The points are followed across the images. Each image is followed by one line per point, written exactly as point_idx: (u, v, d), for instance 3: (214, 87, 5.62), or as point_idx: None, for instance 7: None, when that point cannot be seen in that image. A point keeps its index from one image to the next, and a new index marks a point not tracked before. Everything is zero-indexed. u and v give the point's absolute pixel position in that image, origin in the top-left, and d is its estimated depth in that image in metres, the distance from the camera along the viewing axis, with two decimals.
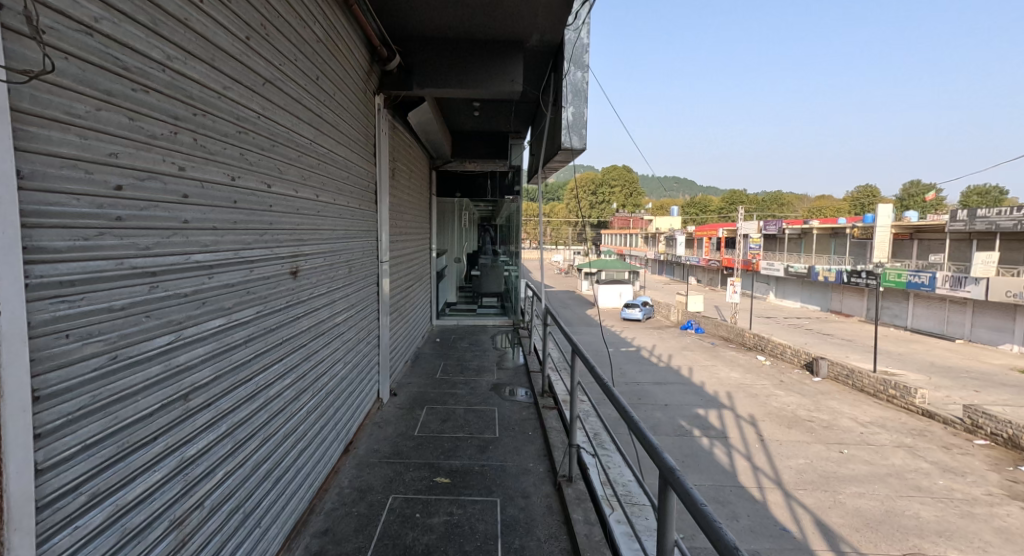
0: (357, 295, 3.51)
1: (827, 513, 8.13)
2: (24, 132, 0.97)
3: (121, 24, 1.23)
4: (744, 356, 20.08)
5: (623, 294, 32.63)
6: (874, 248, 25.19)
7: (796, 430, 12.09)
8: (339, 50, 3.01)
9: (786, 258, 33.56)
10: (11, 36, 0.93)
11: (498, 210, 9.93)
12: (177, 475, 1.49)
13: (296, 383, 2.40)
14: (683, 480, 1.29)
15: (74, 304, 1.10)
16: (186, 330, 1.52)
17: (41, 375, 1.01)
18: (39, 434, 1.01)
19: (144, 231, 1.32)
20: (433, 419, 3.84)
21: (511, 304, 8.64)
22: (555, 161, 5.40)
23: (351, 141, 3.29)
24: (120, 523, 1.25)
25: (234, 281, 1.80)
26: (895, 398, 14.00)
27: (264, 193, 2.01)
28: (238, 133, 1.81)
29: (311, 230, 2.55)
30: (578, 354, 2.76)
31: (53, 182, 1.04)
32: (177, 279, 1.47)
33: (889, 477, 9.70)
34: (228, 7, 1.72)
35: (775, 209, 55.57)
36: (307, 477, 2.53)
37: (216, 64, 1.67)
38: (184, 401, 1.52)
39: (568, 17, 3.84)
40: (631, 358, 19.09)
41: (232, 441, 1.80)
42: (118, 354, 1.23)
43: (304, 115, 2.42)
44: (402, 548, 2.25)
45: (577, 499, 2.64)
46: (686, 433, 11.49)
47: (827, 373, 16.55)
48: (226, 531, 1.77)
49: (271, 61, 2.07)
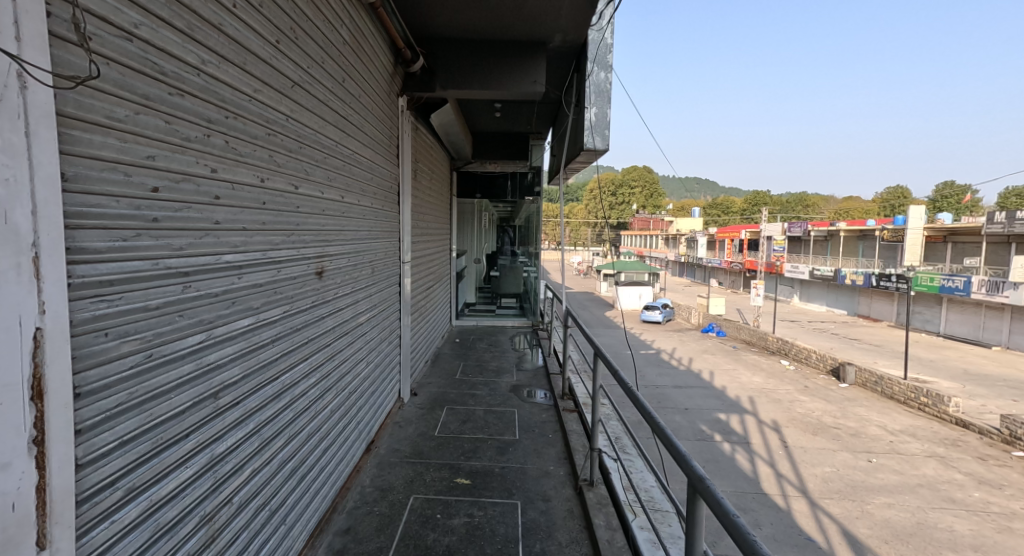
0: (380, 295, 3.53)
1: (854, 523, 7.91)
2: (67, 136, 1.00)
3: (159, 29, 1.26)
4: (768, 360, 19.72)
5: (643, 296, 32.10)
6: (905, 251, 24.45)
7: (822, 438, 11.80)
8: (365, 53, 3.04)
9: (811, 261, 32.93)
10: (57, 43, 0.96)
11: (517, 212, 9.89)
12: (208, 471, 1.52)
13: (320, 382, 2.42)
14: (713, 489, 1.25)
15: (112, 303, 1.12)
16: (215, 330, 1.55)
17: (81, 373, 1.04)
18: (80, 430, 1.04)
19: (178, 232, 1.35)
20: (453, 420, 3.85)
21: (529, 305, 8.66)
22: (577, 161, 5.35)
23: (375, 143, 3.32)
24: (153, 519, 1.27)
25: (262, 281, 1.82)
26: (926, 406, 13.56)
27: (292, 194, 2.04)
28: (267, 135, 1.84)
29: (336, 231, 2.58)
30: (599, 357, 2.69)
31: (94, 185, 1.06)
32: (208, 279, 1.50)
33: (920, 488, 9.38)
34: (259, 11, 1.75)
35: (802, 212, 54.38)
36: (330, 476, 2.55)
37: (248, 67, 1.70)
38: (214, 399, 1.55)
39: (592, 17, 3.82)
40: (650, 360, 18.87)
41: (259, 439, 1.83)
42: (153, 352, 1.26)
43: (330, 117, 2.45)
44: (423, 548, 2.26)
45: (598, 503, 2.62)
46: (707, 438, 11.33)
47: (854, 379, 16.16)
48: (252, 528, 1.80)
49: (300, 64, 2.09)
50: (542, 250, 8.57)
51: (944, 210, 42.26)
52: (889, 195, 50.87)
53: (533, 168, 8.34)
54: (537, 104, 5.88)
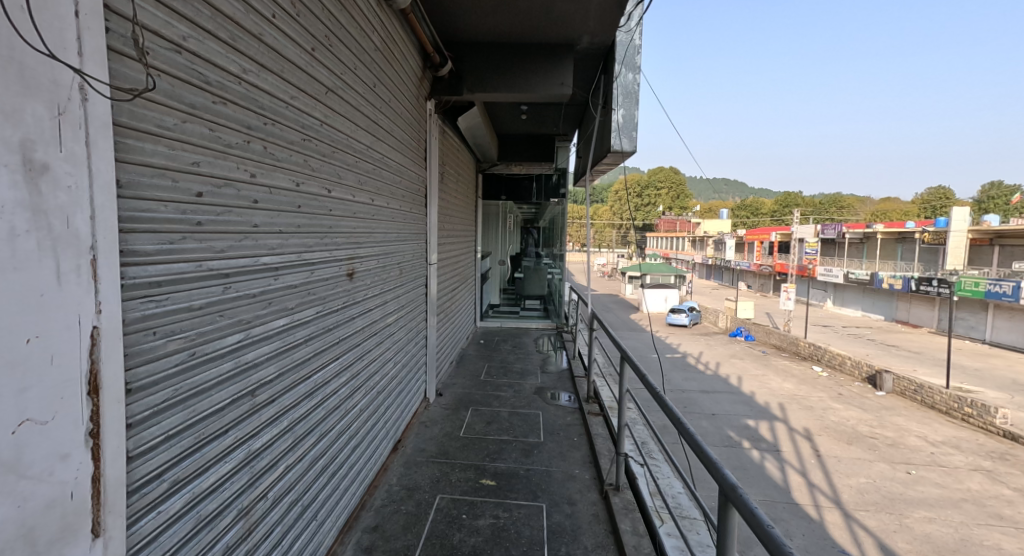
0: (407, 296, 3.57)
1: (892, 537, 7.62)
2: (123, 144, 1.05)
3: (206, 41, 1.32)
4: (799, 365, 19.16)
5: (668, 298, 31.60)
6: (947, 254, 23.38)
7: (857, 448, 11.40)
8: (395, 58, 3.09)
9: (845, 264, 31.87)
10: (116, 59, 1.02)
11: (541, 214, 9.92)
12: (244, 467, 1.57)
13: (351, 381, 2.47)
14: (746, 498, 1.22)
15: (160, 303, 1.18)
16: (253, 330, 1.60)
17: (133, 369, 1.10)
18: (131, 425, 1.09)
19: (219, 234, 1.40)
20: (479, 421, 3.88)
21: (554, 307, 8.64)
22: (604, 162, 5.33)
23: (404, 147, 3.37)
24: (194, 511, 1.32)
25: (297, 282, 1.88)
26: (970, 417, 12.94)
27: (325, 198, 2.09)
28: (303, 140, 1.89)
29: (367, 233, 2.64)
30: (627, 361, 2.64)
31: (145, 191, 1.11)
32: (247, 280, 1.55)
33: (963, 503, 8.97)
34: (297, 20, 1.80)
35: (836, 212, 52.60)
36: (359, 474, 2.60)
37: (285, 75, 1.75)
38: (251, 396, 1.60)
39: (620, 19, 3.82)
40: (676, 364, 18.54)
41: (292, 436, 1.88)
42: (196, 350, 1.31)
43: (361, 122, 2.50)
44: (449, 548, 2.28)
45: (624, 508, 2.59)
46: (735, 445, 11.09)
47: (891, 387, 15.57)
48: (286, 523, 1.85)
49: (334, 71, 2.15)
50: (567, 252, 8.53)
51: (991, 212, 40.08)
52: (930, 195, 48.75)
53: (558, 169, 8.42)
54: (563, 106, 5.89)
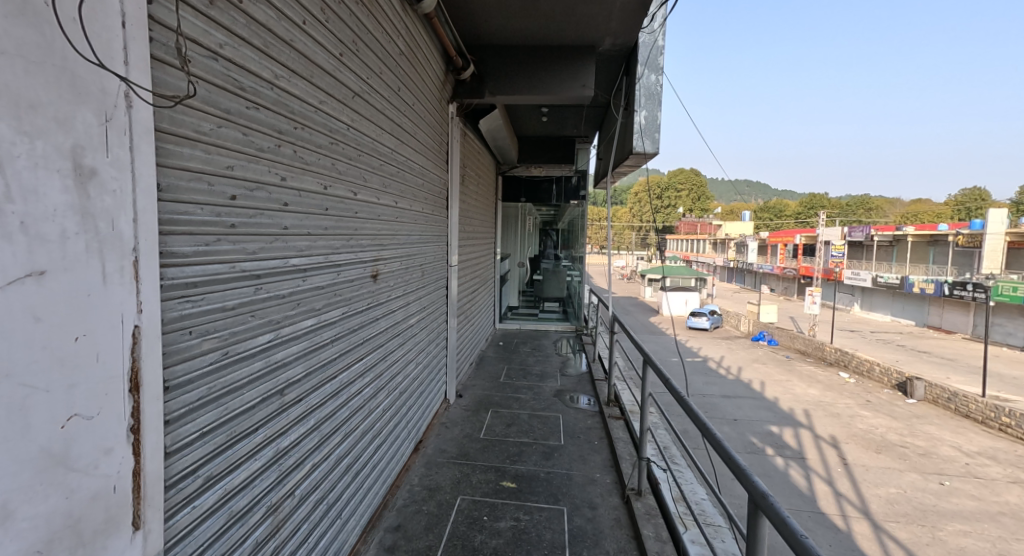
0: (429, 298, 3.59)
1: (924, 550, 7.40)
2: (163, 149, 1.09)
3: (241, 48, 1.36)
4: (825, 371, 18.67)
5: (689, 301, 31.00)
6: (983, 257, 22.52)
7: (886, 457, 11.07)
8: (419, 62, 3.13)
9: (874, 268, 31.00)
10: (159, 67, 1.06)
11: (560, 215, 9.87)
12: (273, 464, 1.60)
13: (374, 381, 2.50)
14: (777, 507, 1.19)
15: (196, 303, 1.21)
16: (283, 330, 1.64)
17: (171, 367, 1.13)
18: (169, 421, 1.13)
19: (252, 237, 1.43)
20: (498, 422, 3.88)
21: (573, 309, 8.61)
22: (625, 164, 5.30)
23: (427, 150, 3.41)
24: (226, 507, 1.36)
25: (324, 283, 1.91)
26: (1008, 427, 12.44)
27: (351, 201, 2.13)
28: (330, 143, 1.93)
29: (390, 235, 2.67)
30: (649, 365, 2.60)
31: (183, 194, 1.15)
32: (277, 281, 1.58)
33: (1001, 516, 8.62)
34: (325, 26, 1.84)
35: (866, 215, 51.10)
36: (382, 473, 2.63)
37: (315, 80, 1.79)
38: (281, 395, 1.63)
39: (644, 21, 3.78)
40: (697, 368, 18.26)
41: (319, 435, 1.91)
42: (229, 350, 1.35)
43: (386, 125, 2.54)
44: (470, 549, 2.29)
45: (646, 514, 2.57)
46: (758, 451, 10.88)
47: (923, 395, 15.07)
48: (312, 521, 1.88)
49: (360, 75, 2.19)
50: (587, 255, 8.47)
51: None
52: (966, 197, 47.00)
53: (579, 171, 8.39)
54: (584, 108, 5.89)
